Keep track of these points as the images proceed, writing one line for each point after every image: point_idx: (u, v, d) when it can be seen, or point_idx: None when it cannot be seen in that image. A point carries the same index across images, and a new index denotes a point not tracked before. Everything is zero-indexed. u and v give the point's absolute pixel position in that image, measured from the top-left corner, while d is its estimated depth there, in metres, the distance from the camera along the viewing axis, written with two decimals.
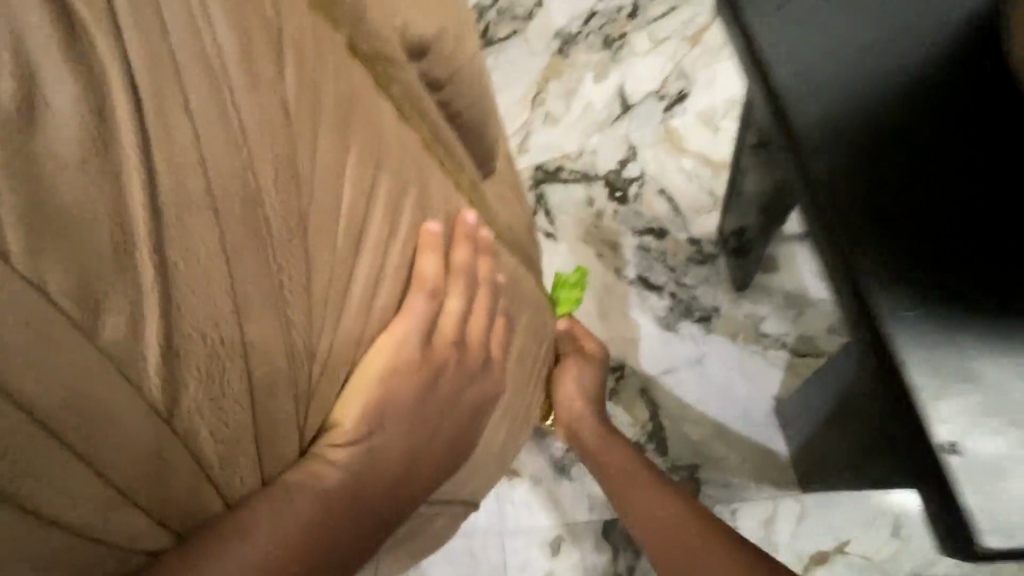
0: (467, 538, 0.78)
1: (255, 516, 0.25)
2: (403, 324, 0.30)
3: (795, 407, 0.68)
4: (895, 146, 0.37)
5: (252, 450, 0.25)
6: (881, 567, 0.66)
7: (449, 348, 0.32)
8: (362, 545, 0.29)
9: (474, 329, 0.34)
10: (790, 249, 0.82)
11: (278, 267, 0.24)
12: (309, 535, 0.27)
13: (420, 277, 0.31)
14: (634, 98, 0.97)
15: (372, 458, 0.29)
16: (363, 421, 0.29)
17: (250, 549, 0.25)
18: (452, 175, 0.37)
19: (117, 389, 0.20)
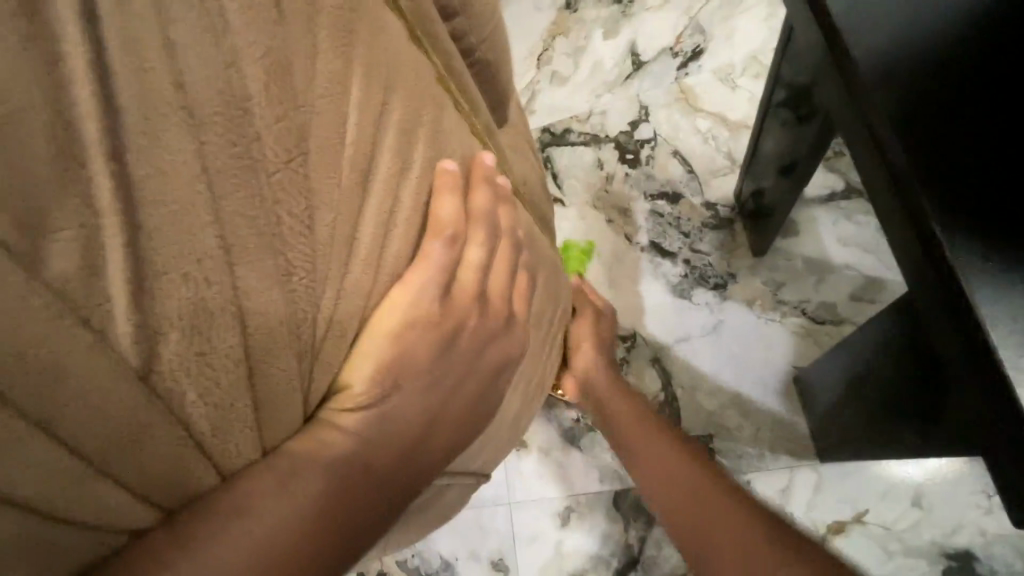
0: (475, 509, 0.77)
1: (257, 488, 0.23)
2: (419, 275, 0.27)
3: (817, 374, 0.64)
4: (969, 72, 0.32)
5: (249, 415, 0.22)
6: (901, 536, 0.64)
7: (467, 303, 0.30)
8: (376, 521, 0.26)
9: (494, 286, 0.31)
10: (810, 212, 0.79)
11: (274, 201, 0.20)
12: (319, 509, 0.24)
13: (437, 220, 0.28)
14: (646, 55, 0.89)
15: (385, 423, 0.27)
16: (375, 383, 0.26)
17: (254, 524, 0.22)
18: (466, 118, 0.34)
19: (78, 342, 0.17)
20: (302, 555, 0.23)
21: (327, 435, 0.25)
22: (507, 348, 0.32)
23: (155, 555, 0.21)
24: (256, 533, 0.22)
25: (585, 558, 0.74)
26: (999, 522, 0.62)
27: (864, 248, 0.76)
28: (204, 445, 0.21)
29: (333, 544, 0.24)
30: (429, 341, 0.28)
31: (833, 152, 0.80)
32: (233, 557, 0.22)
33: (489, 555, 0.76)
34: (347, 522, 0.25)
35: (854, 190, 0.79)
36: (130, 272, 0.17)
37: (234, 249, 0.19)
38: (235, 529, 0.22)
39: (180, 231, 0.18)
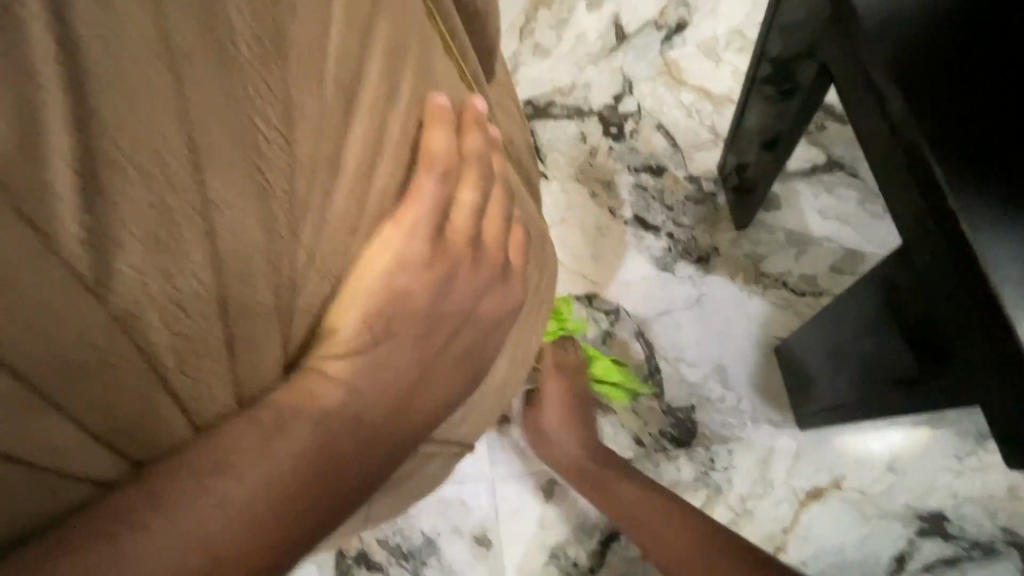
0: (456, 485, 0.76)
1: (237, 442, 0.21)
2: (412, 209, 0.26)
3: (799, 346, 0.64)
4: (955, 46, 0.36)
5: (221, 354, 0.20)
6: (876, 500, 0.66)
7: (462, 246, 0.29)
8: (368, 479, 0.25)
9: (489, 231, 0.30)
10: (791, 185, 0.79)
11: (248, 102, 0.18)
12: (305, 467, 0.22)
13: (431, 152, 0.26)
14: (631, 28, 0.86)
15: (377, 372, 0.25)
16: (365, 326, 0.25)
17: (236, 483, 0.21)
18: (455, 59, 0.32)
19: (19, 235, 0.15)
20: (293, 512, 0.22)
21: (311, 385, 0.23)
22: (502, 299, 0.31)
23: (129, 513, 0.19)
24: (240, 492, 0.21)
25: (568, 531, 0.74)
26: (968, 484, 0.64)
27: (845, 221, 0.77)
28: (173, 386, 0.19)
29: (322, 502, 0.23)
30: (420, 284, 0.26)
31: (815, 126, 0.80)
32: (215, 516, 0.20)
33: (472, 530, 0.75)
34: (338, 479, 0.24)
35: (835, 163, 0.79)
36: (79, 164, 0.15)
37: (200, 148, 0.17)
38: (216, 486, 0.21)
39: (132, 120, 0.16)
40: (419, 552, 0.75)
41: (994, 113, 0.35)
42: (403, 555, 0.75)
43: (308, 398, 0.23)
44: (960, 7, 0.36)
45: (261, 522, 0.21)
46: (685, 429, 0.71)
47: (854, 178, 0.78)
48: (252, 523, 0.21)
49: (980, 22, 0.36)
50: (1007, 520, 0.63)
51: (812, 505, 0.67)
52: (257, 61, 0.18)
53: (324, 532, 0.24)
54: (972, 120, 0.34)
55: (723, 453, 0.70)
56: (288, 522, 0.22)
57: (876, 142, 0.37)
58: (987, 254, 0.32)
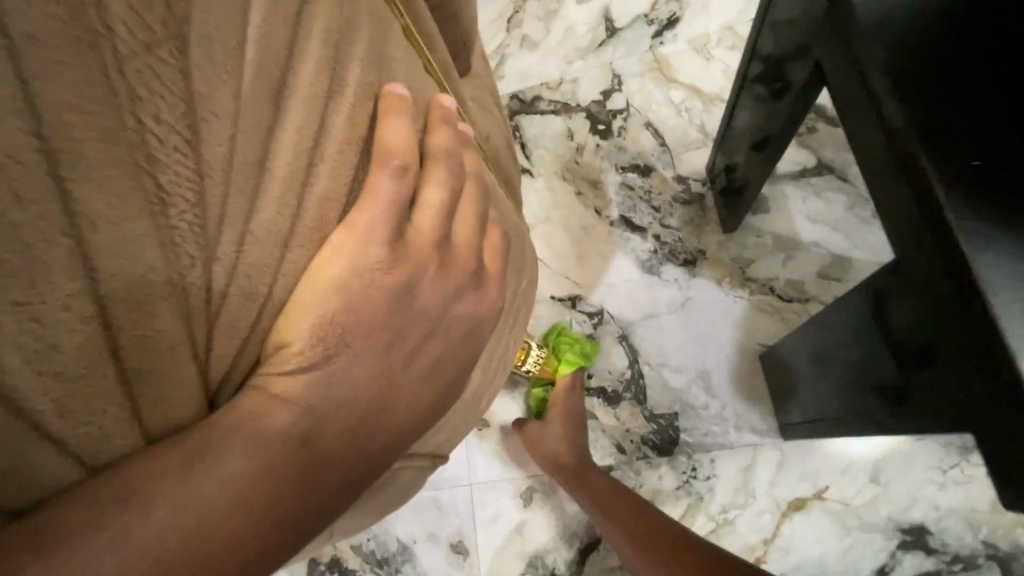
0: (432, 490, 0.74)
1: (149, 476, 0.20)
2: (368, 209, 0.24)
3: (789, 350, 0.63)
4: (956, 51, 0.34)
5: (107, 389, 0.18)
6: (858, 512, 0.65)
7: (428, 251, 0.26)
8: (321, 505, 0.23)
9: (461, 236, 0.28)
10: (780, 189, 0.77)
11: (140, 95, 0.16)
12: (240, 493, 0.21)
13: (386, 149, 0.24)
14: (620, 22, 0.83)
15: (328, 391, 0.23)
16: (317, 342, 0.23)
17: (153, 517, 0.20)
18: (420, 51, 0.29)
19: None
20: (229, 540, 0.21)
21: (247, 406, 0.22)
22: (475, 311, 0.29)
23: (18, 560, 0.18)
24: (155, 527, 0.20)
25: (547, 539, 0.72)
26: (951, 498, 0.64)
27: (834, 226, 0.76)
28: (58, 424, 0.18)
29: (263, 531, 0.22)
30: (379, 294, 0.24)
31: (805, 128, 0.79)
32: (127, 552, 0.19)
33: (449, 536, 0.73)
34: (282, 504, 0.22)
35: (824, 167, 0.78)
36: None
37: (62, 156, 0.15)
38: (127, 520, 0.20)
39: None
40: (393, 559, 0.73)
41: (998, 104, 0.33)
42: (377, 562, 0.73)
43: (243, 421, 0.22)
44: (960, 5, 0.34)
45: (186, 555, 0.20)
46: (666, 437, 0.70)
47: (844, 182, 0.77)
48: (175, 557, 0.20)
49: (981, 23, 0.34)
50: (988, 534, 0.63)
51: (793, 516, 0.66)
52: (145, 46, 0.15)
53: (272, 561, 0.22)
54: (973, 120, 0.32)
55: (706, 462, 0.69)
56: (219, 555, 0.21)
57: (871, 147, 0.35)
58: (983, 277, 0.30)
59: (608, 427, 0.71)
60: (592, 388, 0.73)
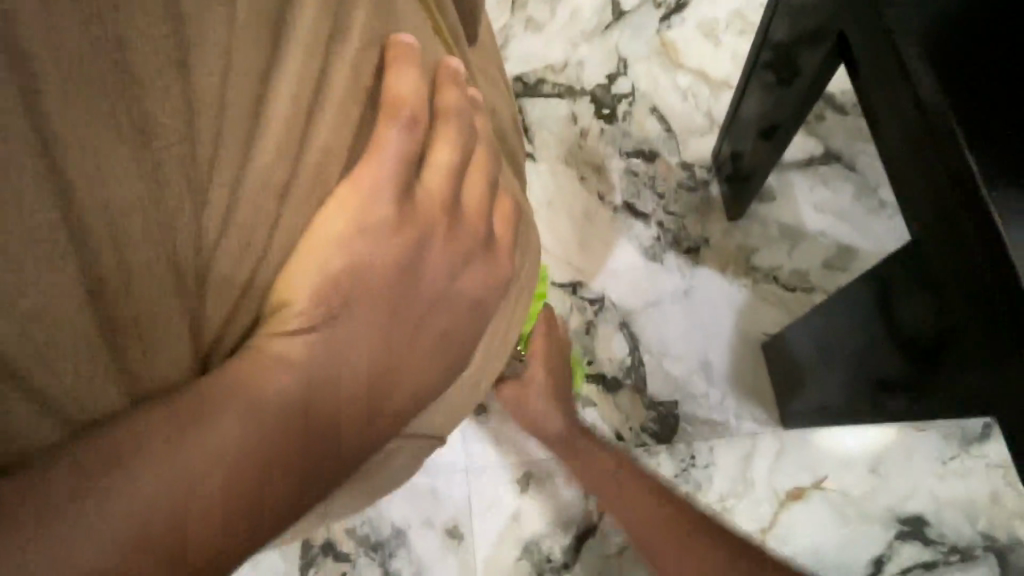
0: (426, 474, 0.73)
1: (141, 437, 0.19)
2: (376, 164, 0.23)
3: (794, 339, 0.62)
4: None
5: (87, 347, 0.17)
6: (856, 502, 0.64)
7: (438, 211, 0.25)
8: (321, 473, 0.23)
9: (471, 201, 0.27)
10: (786, 178, 0.76)
11: None
12: (237, 458, 0.20)
13: (395, 105, 0.23)
14: (627, 4, 0.86)
15: (332, 354, 0.22)
16: (321, 302, 0.22)
17: (146, 479, 0.19)
18: (429, 10, 0.28)
19: None
20: (224, 505, 0.20)
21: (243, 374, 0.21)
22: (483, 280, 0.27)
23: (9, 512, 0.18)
24: (148, 489, 0.19)
25: (543, 525, 0.72)
26: (951, 490, 0.63)
27: (841, 217, 0.75)
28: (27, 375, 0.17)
29: (260, 498, 0.21)
30: (386, 255, 0.23)
31: (815, 116, 0.77)
32: (118, 515, 0.19)
33: (444, 522, 0.72)
34: (280, 473, 0.21)
35: (832, 155, 0.77)
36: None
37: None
38: (119, 482, 0.19)
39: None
40: (387, 543, 0.72)
41: (996, 107, 0.35)
42: (371, 546, 0.72)
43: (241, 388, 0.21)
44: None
45: (182, 521, 0.20)
46: (666, 425, 0.69)
47: (852, 173, 0.76)
48: (168, 524, 0.19)
49: None
50: (987, 526, 0.63)
51: (792, 506, 0.65)
52: None
53: (269, 528, 0.22)
54: None
55: (705, 451, 0.68)
56: (216, 522, 0.20)
57: None
58: None
59: (608, 414, 0.71)
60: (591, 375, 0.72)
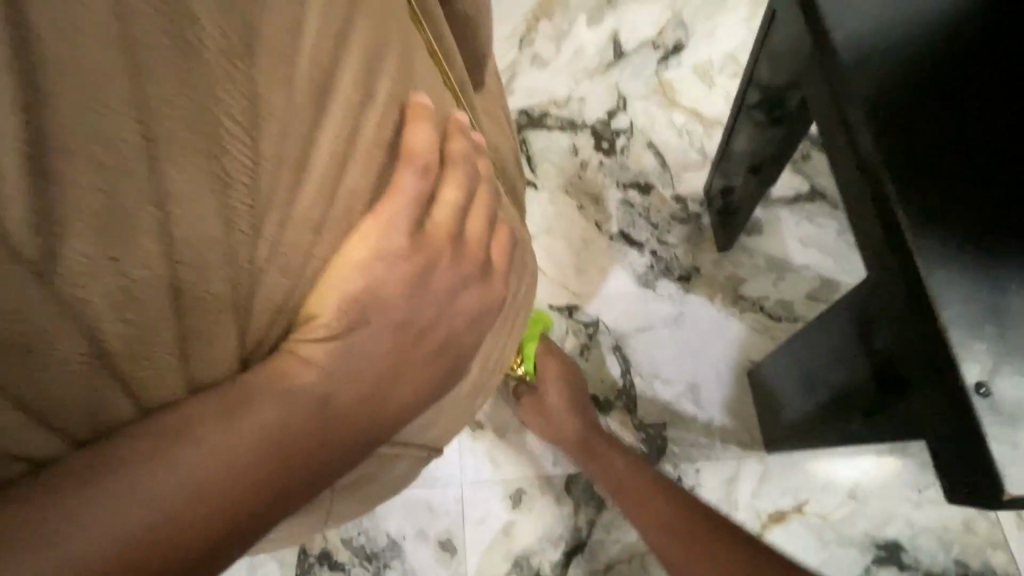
0: (422, 487, 0.76)
1: (195, 420, 0.23)
2: (393, 203, 0.26)
3: (780, 365, 0.64)
4: (923, 89, 0.37)
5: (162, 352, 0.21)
6: (836, 526, 0.67)
7: (445, 243, 0.29)
8: (331, 465, 0.26)
9: (473, 233, 0.31)
10: (773, 213, 0.80)
11: (213, 95, 0.19)
12: (270, 444, 0.24)
13: (411, 150, 0.27)
14: (628, 45, 0.91)
15: (350, 355, 0.26)
16: (346, 314, 0.25)
17: (196, 456, 0.22)
18: (441, 67, 0.32)
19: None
20: (253, 486, 0.24)
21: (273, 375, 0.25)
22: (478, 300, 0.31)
23: (79, 480, 0.21)
24: (197, 465, 0.22)
25: (534, 540, 0.74)
26: (926, 516, 0.66)
27: (825, 251, 0.79)
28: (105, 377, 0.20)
29: (282, 482, 0.24)
30: (400, 279, 0.27)
31: (800, 156, 0.82)
32: (169, 487, 0.22)
33: (437, 534, 0.75)
34: (296, 465, 0.25)
35: (817, 193, 0.81)
36: (26, 134, 0.15)
37: (158, 141, 0.18)
38: (176, 456, 0.22)
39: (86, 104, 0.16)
40: (381, 554, 0.75)
41: (990, 146, 0.35)
42: (366, 556, 0.75)
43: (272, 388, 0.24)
44: (930, 45, 0.37)
45: (210, 505, 0.23)
46: (655, 446, 0.72)
47: (836, 209, 0.80)
48: (198, 507, 0.22)
49: (944, 63, 0.37)
50: (961, 553, 0.65)
51: (774, 528, 0.68)
52: (223, 56, 0.18)
53: (283, 510, 0.25)
54: (937, 155, 0.35)
55: (691, 472, 0.71)
56: (238, 507, 0.23)
57: (846, 174, 0.39)
58: (940, 293, 0.33)
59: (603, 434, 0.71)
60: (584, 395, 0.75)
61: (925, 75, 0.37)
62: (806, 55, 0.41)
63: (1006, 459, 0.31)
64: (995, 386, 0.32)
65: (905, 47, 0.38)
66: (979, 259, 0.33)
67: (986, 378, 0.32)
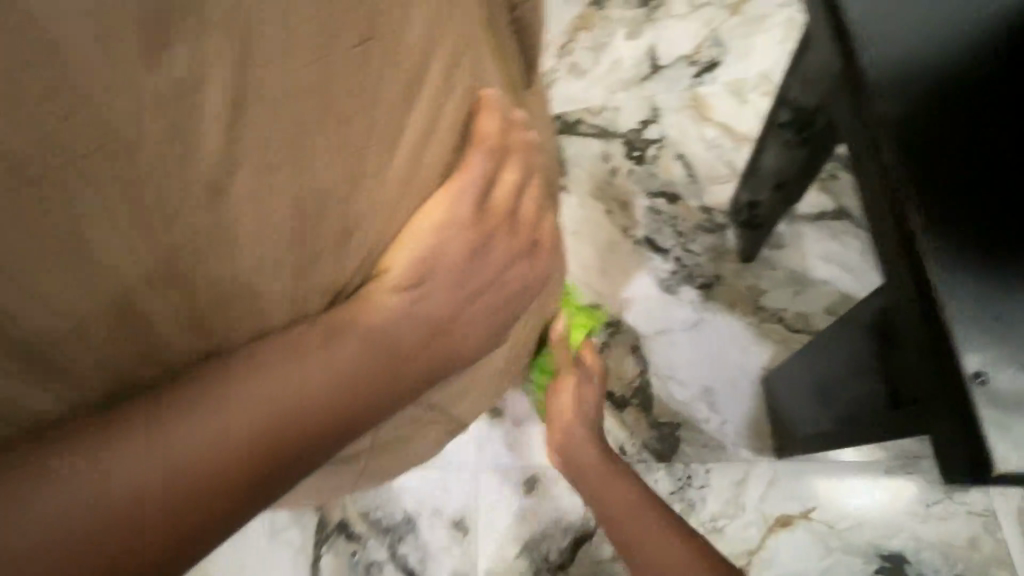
0: (440, 467, 0.79)
1: (232, 375, 0.26)
2: (462, 178, 0.31)
3: (793, 370, 0.67)
4: (946, 109, 0.39)
5: (253, 291, 0.26)
6: (841, 534, 0.68)
7: (500, 218, 0.33)
8: (337, 434, 0.29)
9: (524, 214, 0.34)
10: (797, 228, 0.83)
11: (339, 76, 0.23)
12: (290, 405, 0.27)
13: (480, 135, 0.31)
14: (665, 60, 0.95)
15: (415, 310, 0.31)
16: (413, 268, 0.30)
17: (229, 406, 0.26)
18: (504, 66, 0.36)
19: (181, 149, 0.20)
20: (269, 441, 0.26)
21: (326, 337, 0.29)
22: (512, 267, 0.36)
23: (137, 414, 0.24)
24: (230, 412, 0.26)
25: (544, 527, 0.76)
26: (932, 531, 0.67)
27: (846, 267, 0.80)
28: (202, 313, 0.25)
29: (295, 443, 0.27)
30: (462, 243, 0.32)
31: (827, 174, 0.84)
32: (204, 431, 0.25)
33: (451, 513, 0.78)
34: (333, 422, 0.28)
35: (842, 211, 0.83)
36: (221, 94, 0.20)
37: None
38: (214, 405, 0.26)
39: (257, 76, 0.21)
40: (398, 527, 0.79)
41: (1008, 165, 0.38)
42: (383, 529, 0.79)
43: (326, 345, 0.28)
44: (958, 68, 0.40)
45: (230, 456, 0.26)
46: (668, 444, 0.74)
47: (861, 228, 0.82)
48: (227, 458, 0.25)
49: (970, 85, 0.39)
50: (965, 569, 0.66)
51: (780, 532, 0.69)
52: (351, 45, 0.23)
53: (291, 471, 0.28)
54: (955, 171, 0.38)
55: (701, 472, 0.73)
56: (250, 464, 0.26)
57: (866, 186, 0.41)
58: (945, 292, 0.36)
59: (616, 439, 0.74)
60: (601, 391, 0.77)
61: (951, 96, 0.39)
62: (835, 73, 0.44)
63: (1002, 441, 0.33)
64: (993, 377, 0.35)
65: (933, 69, 0.40)
66: (982, 264, 0.36)
67: (983, 369, 0.35)
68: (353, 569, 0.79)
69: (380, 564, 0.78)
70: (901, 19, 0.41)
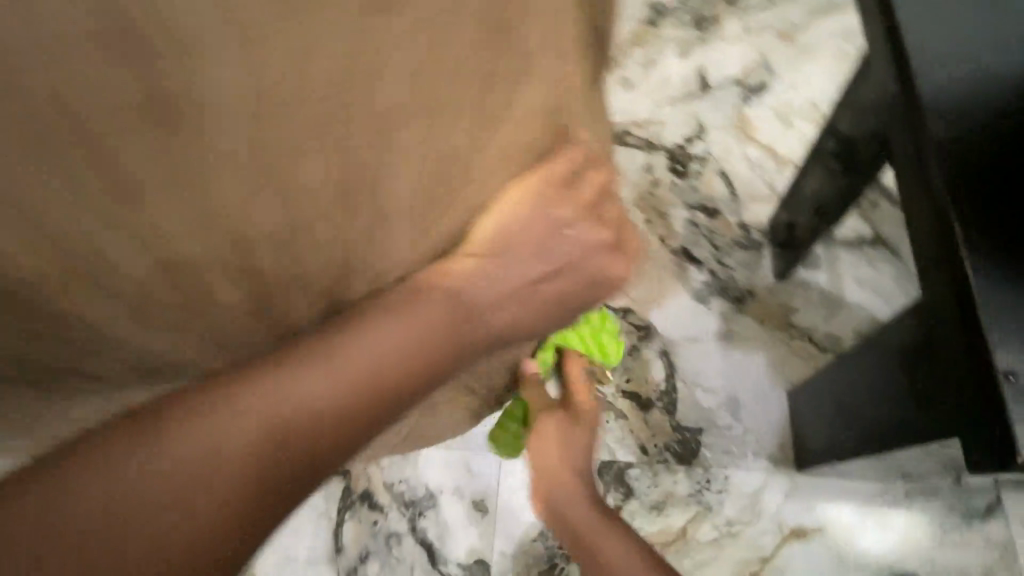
0: (464, 449, 0.83)
1: (236, 394, 0.31)
2: (554, 163, 0.35)
3: (818, 386, 0.69)
4: (999, 138, 0.42)
5: (367, 261, 0.32)
6: (855, 549, 0.70)
7: (578, 202, 0.36)
8: (328, 451, 0.33)
9: (598, 201, 0.38)
10: (833, 252, 0.84)
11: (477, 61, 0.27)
12: (284, 423, 0.31)
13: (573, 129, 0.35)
14: (714, 81, 0.99)
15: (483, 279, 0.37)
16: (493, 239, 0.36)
17: (232, 420, 0.30)
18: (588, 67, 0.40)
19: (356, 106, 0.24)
20: (267, 458, 0.30)
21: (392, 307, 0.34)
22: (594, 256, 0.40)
23: (153, 426, 0.29)
24: (230, 429, 0.30)
25: None
26: (946, 555, 0.69)
27: (879, 294, 0.82)
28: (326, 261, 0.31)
29: (289, 458, 0.31)
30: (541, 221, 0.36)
31: (867, 202, 0.86)
32: (208, 443, 0.29)
33: (472, 493, 0.81)
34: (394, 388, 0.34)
35: (880, 240, 0.84)
36: None
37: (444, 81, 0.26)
38: (220, 418, 0.30)
39: None
40: (419, 502, 0.82)
41: None
42: (405, 502, 0.83)
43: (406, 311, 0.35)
44: (1013, 102, 0.43)
45: (229, 468, 0.29)
46: (689, 447, 0.76)
47: (896, 257, 0.83)
48: (227, 466, 0.29)
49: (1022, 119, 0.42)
50: None
51: (793, 542, 0.71)
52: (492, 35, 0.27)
53: (288, 487, 0.31)
54: (1004, 195, 0.41)
55: (719, 477, 0.75)
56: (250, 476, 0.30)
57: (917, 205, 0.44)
58: (985, 301, 0.38)
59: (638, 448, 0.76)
60: (627, 393, 0.80)
61: (1003, 127, 0.42)
62: (893, 99, 0.47)
63: None
64: None
65: (989, 101, 0.43)
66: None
67: (1018, 372, 0.37)
68: (373, 537, 0.82)
69: (399, 535, 0.82)
70: (963, 53, 0.44)
